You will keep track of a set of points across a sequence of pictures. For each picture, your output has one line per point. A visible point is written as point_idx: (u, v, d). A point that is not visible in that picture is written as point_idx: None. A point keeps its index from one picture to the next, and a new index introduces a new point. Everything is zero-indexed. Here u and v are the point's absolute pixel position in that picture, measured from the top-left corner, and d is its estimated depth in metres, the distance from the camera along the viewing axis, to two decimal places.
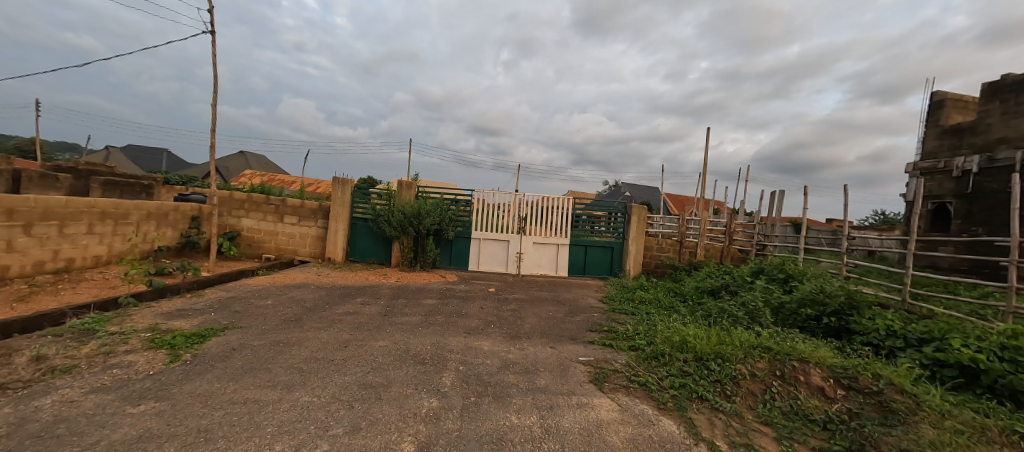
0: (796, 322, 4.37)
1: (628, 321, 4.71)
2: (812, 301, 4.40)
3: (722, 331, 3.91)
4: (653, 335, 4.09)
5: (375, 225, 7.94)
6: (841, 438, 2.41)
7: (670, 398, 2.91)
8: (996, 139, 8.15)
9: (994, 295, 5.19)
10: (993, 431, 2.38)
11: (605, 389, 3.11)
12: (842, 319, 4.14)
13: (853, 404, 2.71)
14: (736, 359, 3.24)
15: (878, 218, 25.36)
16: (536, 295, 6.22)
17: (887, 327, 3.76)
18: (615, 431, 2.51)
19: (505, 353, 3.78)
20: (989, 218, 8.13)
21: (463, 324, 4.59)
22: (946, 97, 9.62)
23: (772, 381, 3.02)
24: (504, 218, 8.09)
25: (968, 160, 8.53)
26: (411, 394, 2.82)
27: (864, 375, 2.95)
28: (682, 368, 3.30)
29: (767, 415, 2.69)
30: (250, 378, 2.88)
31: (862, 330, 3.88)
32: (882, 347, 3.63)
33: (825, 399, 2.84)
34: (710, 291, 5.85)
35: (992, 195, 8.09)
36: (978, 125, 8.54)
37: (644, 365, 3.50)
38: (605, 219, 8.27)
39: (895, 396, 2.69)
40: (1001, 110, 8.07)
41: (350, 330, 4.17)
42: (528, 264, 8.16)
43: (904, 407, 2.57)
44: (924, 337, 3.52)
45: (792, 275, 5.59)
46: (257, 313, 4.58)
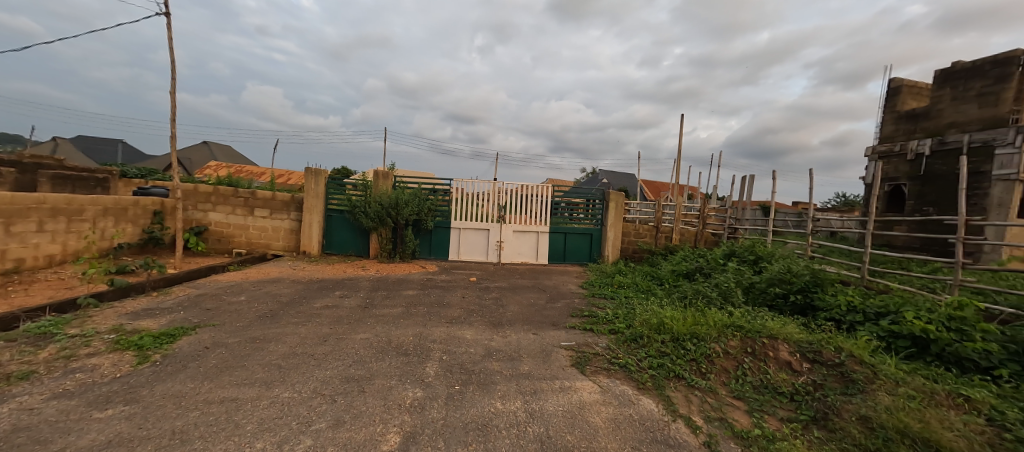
0: (765, 301, 4.57)
1: (607, 305, 4.83)
2: (779, 280, 4.61)
3: (697, 312, 4.05)
4: (631, 318, 4.20)
5: (352, 217, 7.75)
6: (806, 408, 2.61)
7: (649, 378, 3.04)
8: (946, 124, 8.64)
9: (942, 269, 5.51)
10: (941, 394, 2.59)
11: (587, 372, 3.20)
12: (807, 296, 4.37)
13: (818, 376, 2.89)
14: (709, 338, 3.38)
15: (840, 199, 26.62)
16: (518, 284, 6.24)
17: (848, 302, 4.00)
18: (597, 412, 2.63)
19: (487, 341, 3.79)
20: (939, 199, 8.69)
21: (446, 314, 4.58)
22: (902, 84, 10.08)
23: (744, 358, 3.17)
24: (483, 206, 8.04)
25: (921, 144, 9.05)
26: (395, 385, 2.81)
27: (828, 348, 3.13)
28: (660, 349, 3.41)
29: (738, 390, 2.84)
30: (226, 376, 2.80)
31: (826, 306, 4.11)
32: (843, 322, 3.86)
33: (792, 372, 3.01)
34: (685, 274, 6.04)
35: (943, 177, 8.63)
36: (931, 110, 9.01)
37: (623, 347, 3.60)
38: (583, 206, 8.36)
39: (855, 367, 2.89)
40: (951, 95, 8.55)
41: (329, 324, 4.09)
42: (508, 252, 8.18)
43: (863, 377, 2.76)
44: (880, 311, 3.76)
45: (761, 256, 5.84)
46: (230, 309, 4.42)
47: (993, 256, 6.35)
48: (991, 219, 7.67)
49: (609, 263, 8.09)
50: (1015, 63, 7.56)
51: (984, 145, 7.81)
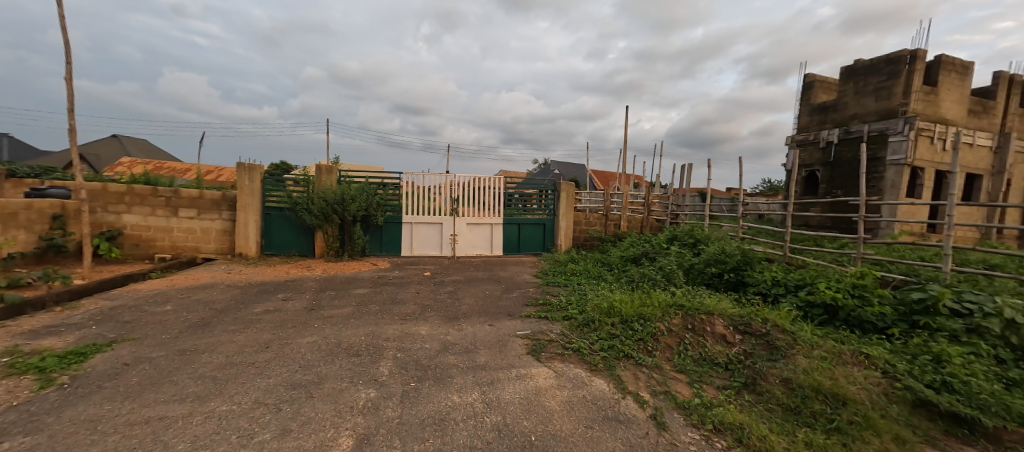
0: (703, 280, 4.93)
1: (561, 293, 4.97)
2: (715, 260, 4.98)
3: (644, 294, 4.28)
4: (583, 304, 4.35)
5: (294, 214, 7.30)
6: (738, 375, 2.89)
7: (600, 359, 3.18)
8: (850, 115, 9.73)
9: (848, 245, 6.24)
10: (846, 353, 2.97)
11: (542, 358, 3.28)
12: (739, 274, 4.77)
13: (748, 346, 3.17)
14: (654, 318, 3.59)
15: (766, 185, 29.21)
16: (473, 276, 6.22)
17: (773, 277, 4.41)
18: (553, 396, 2.71)
19: (443, 336, 3.75)
20: (845, 182, 9.80)
21: (399, 311, 4.47)
22: (815, 78, 11.14)
23: (685, 334, 3.41)
24: (435, 200, 7.89)
25: (831, 133, 10.12)
26: (346, 388, 2.71)
27: (756, 320, 3.44)
28: (610, 331, 3.57)
29: (680, 363, 3.08)
30: (152, 394, 2.54)
31: (754, 282, 4.51)
32: (769, 295, 4.26)
33: (726, 344, 3.28)
34: (632, 259, 6.35)
35: (848, 163, 9.74)
36: (838, 103, 10.09)
37: (576, 332, 3.73)
38: (536, 196, 8.47)
39: (778, 335, 3.21)
40: (853, 90, 9.61)
41: (271, 329, 3.84)
42: (463, 245, 8.12)
43: (784, 343, 3.08)
44: (799, 283, 4.20)
45: (700, 239, 6.27)
46: (154, 321, 4.00)
47: (888, 231, 7.31)
48: (885, 198, 8.83)
49: (561, 252, 8.31)
50: (904, 62, 8.57)
51: (880, 134, 8.87)
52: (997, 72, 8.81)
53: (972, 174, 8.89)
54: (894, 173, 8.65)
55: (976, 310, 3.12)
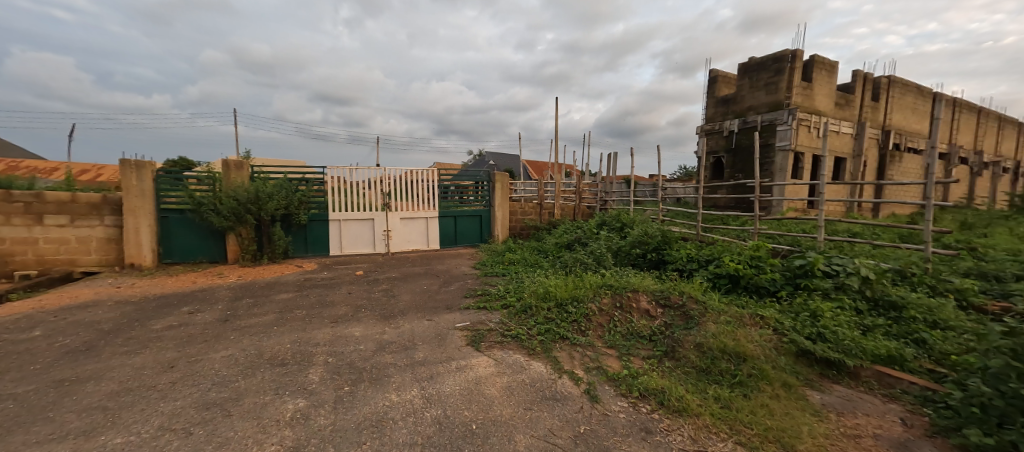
0: (629, 260, 5.29)
1: (499, 282, 5.05)
2: (640, 242, 5.38)
3: (576, 278, 4.49)
4: (521, 291, 4.45)
5: (198, 217, 6.52)
6: (659, 345, 3.19)
7: (538, 343, 3.30)
8: (746, 107, 10.96)
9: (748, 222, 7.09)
10: (746, 316, 3.40)
11: (482, 348, 3.31)
12: (660, 253, 5.19)
13: (668, 317, 3.50)
14: (586, 299, 3.79)
15: (682, 171, 32.05)
16: (409, 272, 6.06)
17: (688, 254, 4.87)
18: (493, 383, 2.77)
19: (378, 335, 3.62)
20: (745, 167, 11.05)
21: (329, 313, 4.22)
22: (718, 73, 12.32)
23: (614, 312, 3.66)
24: (365, 195, 7.52)
25: (732, 123, 11.31)
26: (271, 400, 2.51)
27: (674, 293, 3.79)
28: (546, 315, 3.71)
29: (611, 340, 3.32)
30: (18, 436, 2.14)
31: (673, 259, 4.94)
32: (685, 270, 4.70)
33: (650, 318, 3.58)
34: (566, 245, 6.62)
35: (747, 149, 10.97)
36: (737, 96, 11.28)
37: (514, 319, 3.82)
38: (472, 188, 8.45)
39: (693, 305, 3.58)
40: (749, 84, 10.80)
41: (177, 346, 3.41)
42: (397, 241, 7.85)
43: (697, 312, 3.44)
44: (709, 257, 4.67)
45: (626, 223, 6.72)
46: (15, 351, 3.34)
47: (778, 208, 8.40)
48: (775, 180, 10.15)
49: (499, 242, 8.39)
50: (786, 60, 9.79)
51: (771, 124, 10.12)
52: (856, 71, 10.46)
53: (839, 157, 10.53)
54: (782, 158, 9.95)
55: (841, 270, 3.73)
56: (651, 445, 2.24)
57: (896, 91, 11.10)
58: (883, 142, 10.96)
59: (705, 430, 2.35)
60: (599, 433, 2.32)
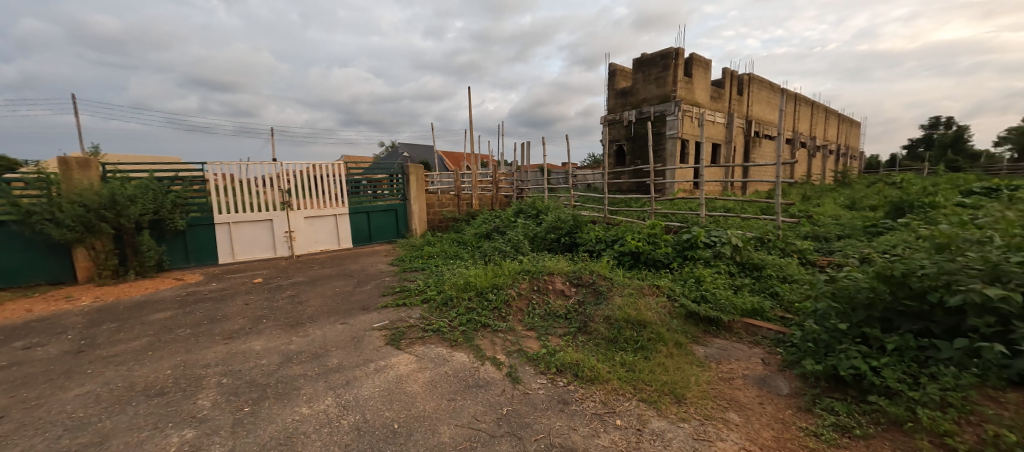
0: (545, 245, 5.55)
1: (419, 277, 4.93)
2: (554, 227, 5.66)
3: (496, 266, 4.58)
4: (441, 284, 4.41)
5: (27, 230, 5.25)
6: (574, 321, 3.44)
7: (460, 334, 3.32)
8: (640, 99, 12.02)
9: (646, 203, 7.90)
10: (645, 287, 3.80)
11: (403, 346, 3.22)
12: (572, 236, 5.53)
13: (580, 295, 3.77)
14: (505, 285, 3.90)
15: (591, 159, 34.28)
16: (319, 274, 5.61)
17: (597, 235, 5.25)
18: (415, 379, 2.72)
19: (284, 346, 3.31)
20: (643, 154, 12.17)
21: (221, 329, 3.73)
22: (617, 67, 13.28)
23: (532, 295, 3.83)
24: (260, 194, 6.75)
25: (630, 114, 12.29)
26: (150, 436, 2.16)
27: (585, 272, 4.09)
28: (467, 305, 3.74)
29: (530, 322, 3.48)
30: None
31: (583, 241, 5.30)
32: (594, 250, 5.07)
33: (564, 297, 3.82)
34: (485, 235, 6.70)
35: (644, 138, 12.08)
36: (632, 89, 12.29)
37: (435, 312, 3.77)
38: (387, 181, 8.08)
39: (601, 281, 3.90)
40: (642, 78, 11.84)
41: (7, 392, 2.73)
42: (303, 242, 7.20)
43: (605, 288, 3.76)
44: (614, 237, 5.09)
45: (540, 210, 7.02)
46: None
47: (671, 190, 9.43)
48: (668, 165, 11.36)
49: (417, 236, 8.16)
50: (671, 57, 10.91)
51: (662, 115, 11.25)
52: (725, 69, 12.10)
53: (716, 144, 12.13)
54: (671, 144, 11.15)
55: (718, 241, 4.35)
56: (567, 415, 2.41)
57: (755, 87, 13.13)
58: (749, 130, 12.92)
59: (613, 393, 2.61)
60: (521, 411, 2.43)
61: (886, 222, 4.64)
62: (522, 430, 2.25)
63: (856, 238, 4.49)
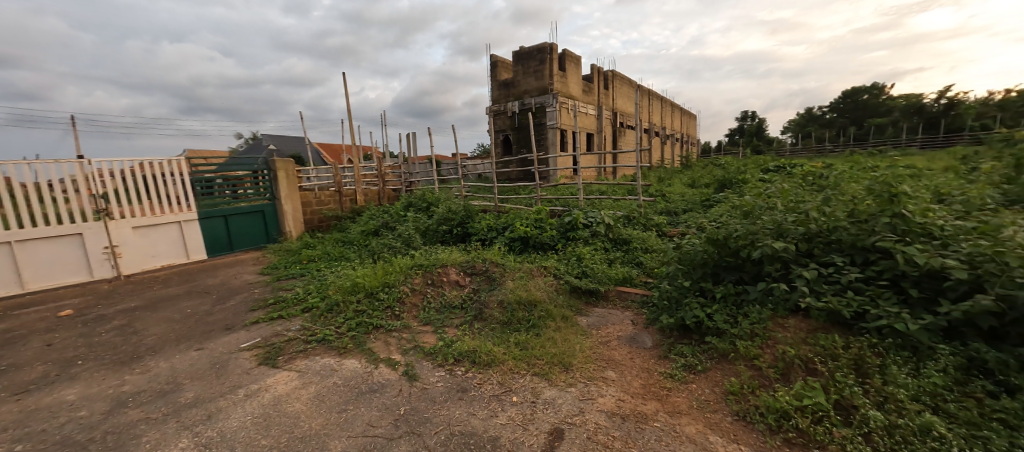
0: (438, 238, 5.49)
1: (297, 284, 4.42)
2: (445, 219, 5.63)
3: (385, 264, 4.36)
4: (324, 289, 4.02)
5: None
6: (470, 310, 3.52)
7: (349, 340, 3.09)
8: (522, 91, 12.49)
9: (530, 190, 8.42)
10: (535, 269, 4.05)
11: (281, 363, 2.87)
12: (464, 227, 5.57)
13: (475, 284, 3.86)
14: (397, 282, 3.77)
15: (482, 149, 34.72)
16: (163, 296, 4.62)
17: (488, 224, 5.38)
18: (297, 397, 2.45)
19: (114, 389, 2.66)
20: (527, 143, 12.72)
21: (7, 383, 2.81)
22: (498, 58, 13.54)
23: (426, 289, 3.78)
24: (60, 202, 5.20)
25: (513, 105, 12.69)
26: None
27: (478, 261, 4.18)
28: (356, 308, 3.50)
29: (426, 317, 3.44)
30: None
31: (475, 230, 5.38)
32: (487, 238, 5.19)
33: (459, 287, 3.86)
34: (373, 231, 6.31)
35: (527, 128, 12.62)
36: (514, 81, 12.67)
37: (319, 321, 3.44)
38: (248, 180, 7.05)
39: (494, 268, 4.04)
40: (522, 70, 12.30)
41: None
42: (135, 258, 5.82)
43: (498, 274, 3.91)
44: (504, 224, 5.27)
45: (431, 202, 6.94)
46: None
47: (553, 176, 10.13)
48: (550, 152, 12.16)
49: (292, 239, 7.30)
50: (547, 52, 11.56)
51: (542, 106, 11.93)
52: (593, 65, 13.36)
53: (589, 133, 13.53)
54: (552, 134, 11.92)
55: (594, 221, 4.84)
56: (466, 402, 2.45)
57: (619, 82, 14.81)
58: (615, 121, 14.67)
59: (509, 372, 2.73)
60: (419, 408, 2.38)
61: (716, 197, 5.74)
62: (421, 426, 2.22)
63: (695, 210, 5.49)
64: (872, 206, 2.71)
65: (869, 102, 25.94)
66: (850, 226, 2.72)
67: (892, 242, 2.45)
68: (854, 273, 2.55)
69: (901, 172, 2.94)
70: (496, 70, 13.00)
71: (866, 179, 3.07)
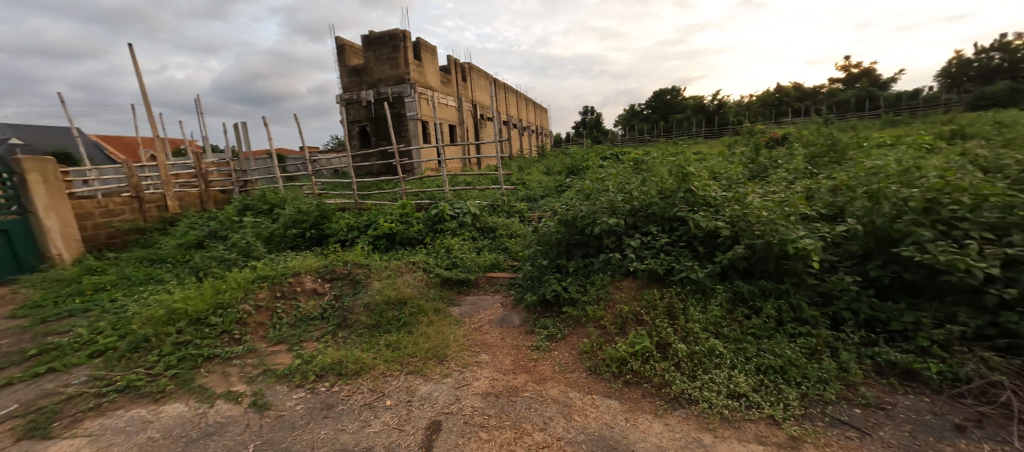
0: (287, 243, 4.84)
1: (77, 324, 3.32)
2: (295, 221, 5.01)
3: (217, 280, 3.64)
4: (123, 324, 3.12)
5: None
6: (332, 319, 3.25)
7: (170, 380, 2.50)
8: (376, 79, 11.61)
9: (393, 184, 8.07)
10: (402, 266, 3.94)
11: (55, 431, 2.13)
12: (319, 228, 5.04)
13: (337, 290, 3.59)
14: (235, 301, 3.21)
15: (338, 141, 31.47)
16: None
17: (347, 223, 4.97)
18: None
19: None
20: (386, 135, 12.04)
21: None
22: (344, 41, 12.20)
23: (275, 304, 3.35)
24: None
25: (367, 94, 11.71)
26: None
27: (338, 265, 3.89)
28: (176, 340, 2.83)
29: (277, 335, 3.03)
30: None
31: (333, 232, 4.91)
32: (347, 239, 4.80)
33: (318, 295, 3.54)
34: (196, 244, 5.17)
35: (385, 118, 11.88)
36: (366, 68, 11.65)
37: (118, 365, 2.67)
38: None
39: (358, 270, 3.82)
40: (374, 57, 11.43)
41: None
42: None
43: (363, 276, 3.71)
44: (366, 223, 4.95)
45: (275, 203, 6.08)
46: None
47: (418, 169, 9.85)
48: (412, 144, 11.75)
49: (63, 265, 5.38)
50: (400, 39, 11.07)
51: (400, 96, 11.41)
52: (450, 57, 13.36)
53: (452, 125, 13.63)
54: (412, 125, 11.51)
55: (460, 212, 4.93)
56: (333, 418, 2.24)
57: (475, 75, 15.17)
58: (474, 113, 15.11)
59: (380, 377, 2.60)
60: (275, 438, 2.08)
61: (567, 184, 6.50)
62: None
63: (550, 196, 6.10)
64: (672, 184, 3.44)
65: (670, 102, 32.49)
66: (660, 201, 3.41)
67: (686, 212, 3.18)
68: (664, 238, 3.22)
69: (689, 159, 3.81)
70: (344, 53, 11.78)
71: (668, 164, 3.88)
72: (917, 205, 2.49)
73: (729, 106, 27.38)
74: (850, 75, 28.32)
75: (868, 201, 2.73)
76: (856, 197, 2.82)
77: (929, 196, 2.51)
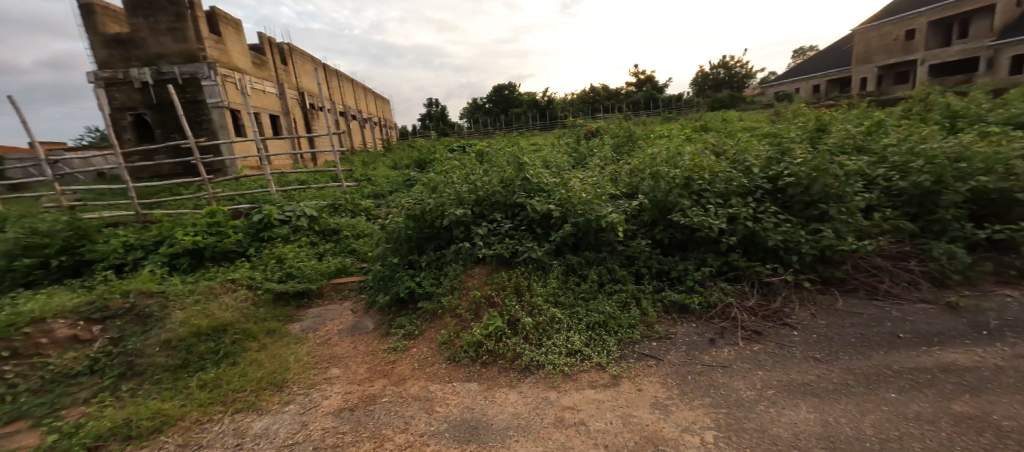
0: (18, 281, 3.47)
1: None
2: (28, 248, 3.61)
3: None
4: None
5: None
6: (111, 369, 2.53)
7: None
8: (153, 54, 8.95)
9: (196, 188, 6.52)
10: (216, 286, 3.38)
11: None
12: (76, 254, 3.75)
13: (115, 330, 2.80)
14: None
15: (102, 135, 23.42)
16: None
17: (124, 243, 3.83)
18: None
19: None
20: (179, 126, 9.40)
21: None
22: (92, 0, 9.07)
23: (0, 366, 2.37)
24: None
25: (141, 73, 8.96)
26: None
27: (114, 297, 3.02)
28: None
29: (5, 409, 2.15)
30: None
31: (100, 256, 3.74)
32: (127, 263, 3.72)
33: (82, 343, 2.69)
34: None
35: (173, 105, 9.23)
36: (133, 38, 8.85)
37: None
38: None
39: (147, 300, 3.04)
40: (146, 25, 8.77)
41: None
42: None
43: (157, 307, 2.99)
44: (158, 240, 3.93)
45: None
46: None
47: (234, 168, 8.21)
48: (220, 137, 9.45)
49: None
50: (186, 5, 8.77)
51: (195, 77, 9.10)
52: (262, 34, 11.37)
53: (273, 116, 11.75)
54: (219, 115, 9.42)
55: (291, 216, 4.40)
56: None
57: (297, 58, 13.29)
58: (300, 102, 13.30)
59: (195, 426, 2.11)
60: None
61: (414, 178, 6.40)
62: None
63: (399, 191, 5.94)
64: (511, 174, 3.74)
65: (508, 97, 34.83)
66: (502, 190, 3.69)
67: (524, 198, 3.53)
68: (507, 224, 3.51)
69: (522, 151, 4.21)
70: (96, 15, 8.77)
71: (506, 156, 4.20)
72: (680, 181, 3.33)
73: (556, 103, 31.05)
74: (640, 80, 35.51)
75: (652, 181, 3.50)
76: (645, 177, 3.58)
77: (687, 174, 3.38)
